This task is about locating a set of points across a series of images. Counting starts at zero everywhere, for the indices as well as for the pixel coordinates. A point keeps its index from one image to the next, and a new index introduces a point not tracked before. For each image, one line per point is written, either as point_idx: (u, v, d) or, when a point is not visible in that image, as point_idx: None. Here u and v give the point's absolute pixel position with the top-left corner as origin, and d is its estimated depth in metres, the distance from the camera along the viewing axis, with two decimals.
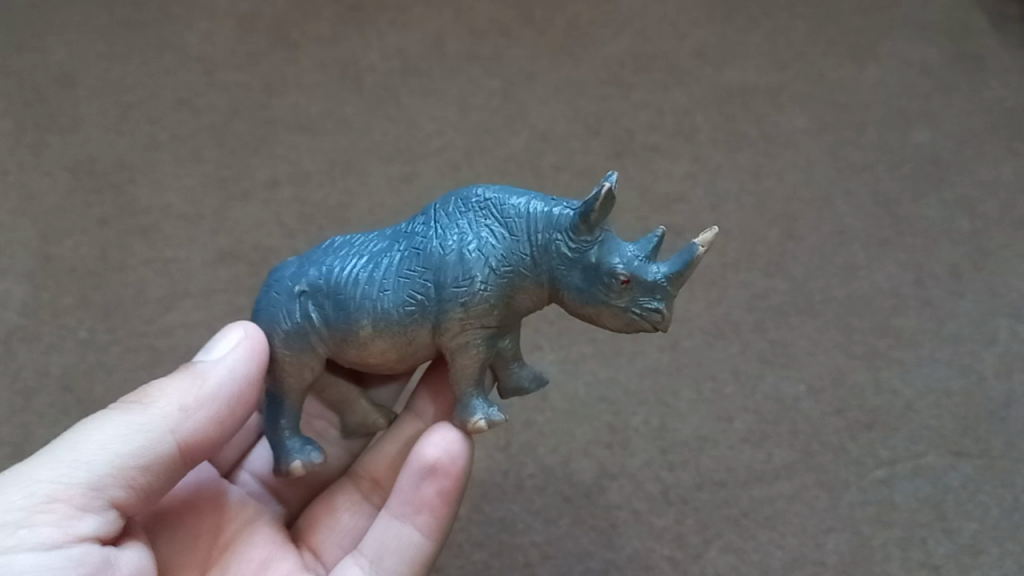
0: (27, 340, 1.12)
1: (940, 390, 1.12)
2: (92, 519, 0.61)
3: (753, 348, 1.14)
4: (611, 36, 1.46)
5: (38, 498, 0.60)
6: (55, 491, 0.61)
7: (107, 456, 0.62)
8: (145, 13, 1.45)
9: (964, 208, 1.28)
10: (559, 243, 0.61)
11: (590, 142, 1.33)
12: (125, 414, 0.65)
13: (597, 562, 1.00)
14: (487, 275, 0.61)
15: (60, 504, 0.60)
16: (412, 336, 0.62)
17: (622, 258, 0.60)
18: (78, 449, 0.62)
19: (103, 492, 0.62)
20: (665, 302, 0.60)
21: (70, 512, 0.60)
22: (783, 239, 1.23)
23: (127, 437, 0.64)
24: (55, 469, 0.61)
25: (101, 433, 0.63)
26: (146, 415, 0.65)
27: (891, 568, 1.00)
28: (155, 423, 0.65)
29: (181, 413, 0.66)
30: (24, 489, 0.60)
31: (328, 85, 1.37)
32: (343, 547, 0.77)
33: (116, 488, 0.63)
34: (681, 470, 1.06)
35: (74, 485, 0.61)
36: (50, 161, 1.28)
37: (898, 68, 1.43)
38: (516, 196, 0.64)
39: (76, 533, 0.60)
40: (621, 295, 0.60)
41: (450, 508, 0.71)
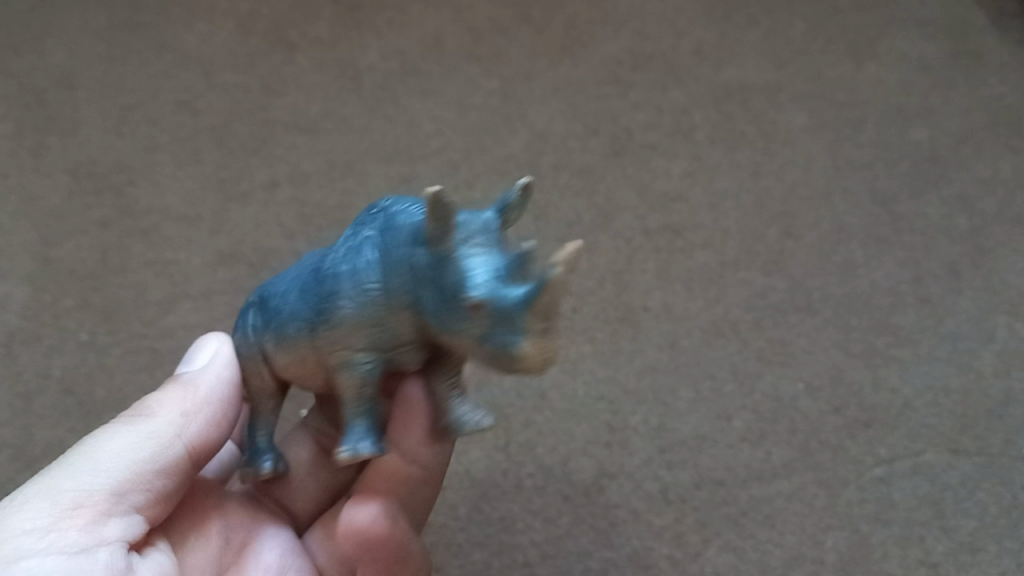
0: (28, 342, 1.13)
1: (938, 387, 1.12)
2: (116, 523, 0.63)
3: (752, 347, 1.14)
4: (610, 35, 1.46)
5: (64, 505, 0.61)
6: (79, 497, 0.61)
7: (125, 460, 0.64)
8: (144, 14, 1.45)
9: (963, 206, 1.28)
10: (417, 258, 0.55)
11: (589, 141, 1.33)
12: (133, 422, 0.66)
13: (596, 561, 1.01)
14: (360, 291, 0.57)
15: (86, 510, 0.61)
16: (304, 353, 0.60)
17: (475, 278, 0.53)
18: (96, 454, 0.63)
19: (125, 497, 0.63)
20: (520, 335, 0.52)
21: (96, 517, 0.62)
22: (782, 238, 1.24)
23: (142, 443, 0.65)
24: (75, 474, 0.62)
25: (116, 439, 0.64)
26: (158, 420, 0.66)
27: (889, 567, 1.00)
28: (167, 428, 0.66)
29: (190, 416, 0.67)
30: (48, 496, 0.61)
31: (327, 86, 1.38)
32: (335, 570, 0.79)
33: (136, 492, 0.64)
34: (680, 470, 1.06)
35: (97, 491, 0.62)
36: (50, 163, 1.28)
37: (897, 65, 1.43)
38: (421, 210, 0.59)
39: (103, 538, 0.62)
40: (476, 320, 0.53)
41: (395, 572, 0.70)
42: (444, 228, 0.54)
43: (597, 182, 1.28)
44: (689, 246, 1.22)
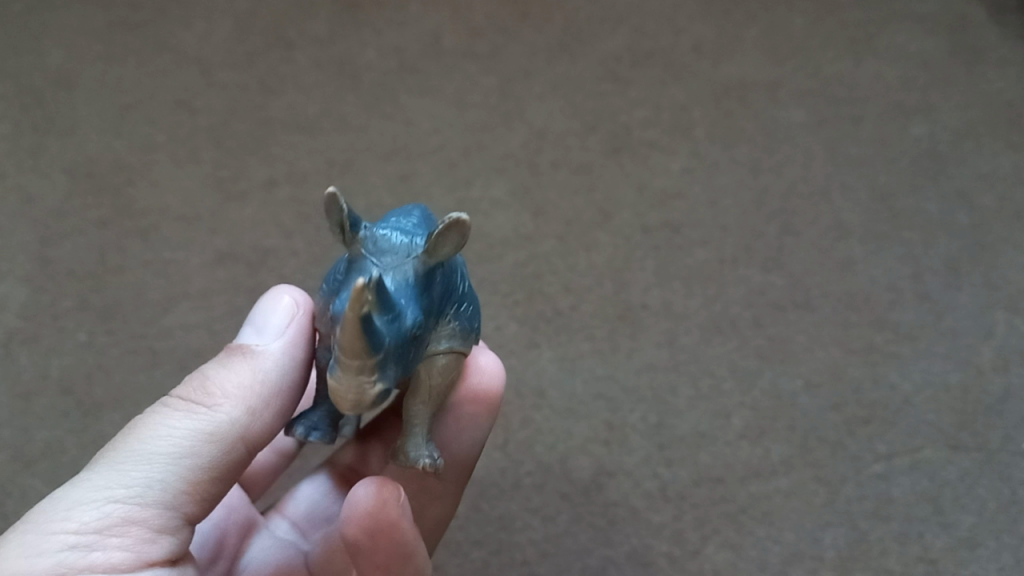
0: (28, 343, 1.13)
1: (938, 383, 1.12)
2: (164, 541, 0.60)
3: (751, 344, 1.14)
4: (608, 32, 1.46)
5: (113, 520, 0.58)
6: (130, 513, 0.58)
7: (177, 467, 0.60)
8: (142, 14, 1.45)
9: (963, 202, 1.27)
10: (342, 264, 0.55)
11: (587, 138, 1.33)
12: (189, 418, 0.62)
13: (595, 559, 1.01)
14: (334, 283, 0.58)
15: (134, 527, 0.58)
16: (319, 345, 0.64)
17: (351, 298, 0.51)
18: (149, 458, 0.60)
19: (176, 510, 0.61)
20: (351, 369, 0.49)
21: (143, 533, 0.59)
22: (781, 234, 1.23)
23: (195, 447, 0.61)
24: (123, 481, 0.59)
25: (170, 441, 0.61)
26: (213, 420, 0.62)
27: (888, 563, 1.00)
28: (223, 429, 0.62)
29: (246, 415, 0.64)
30: (94, 506, 0.58)
31: (326, 84, 1.38)
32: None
33: (188, 504, 0.62)
34: (679, 467, 1.06)
35: (149, 505, 0.59)
36: (49, 163, 1.28)
37: (897, 61, 1.43)
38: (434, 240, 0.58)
39: (148, 558, 0.59)
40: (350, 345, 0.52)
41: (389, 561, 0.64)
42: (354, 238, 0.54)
43: (595, 180, 1.28)
44: (688, 243, 1.22)
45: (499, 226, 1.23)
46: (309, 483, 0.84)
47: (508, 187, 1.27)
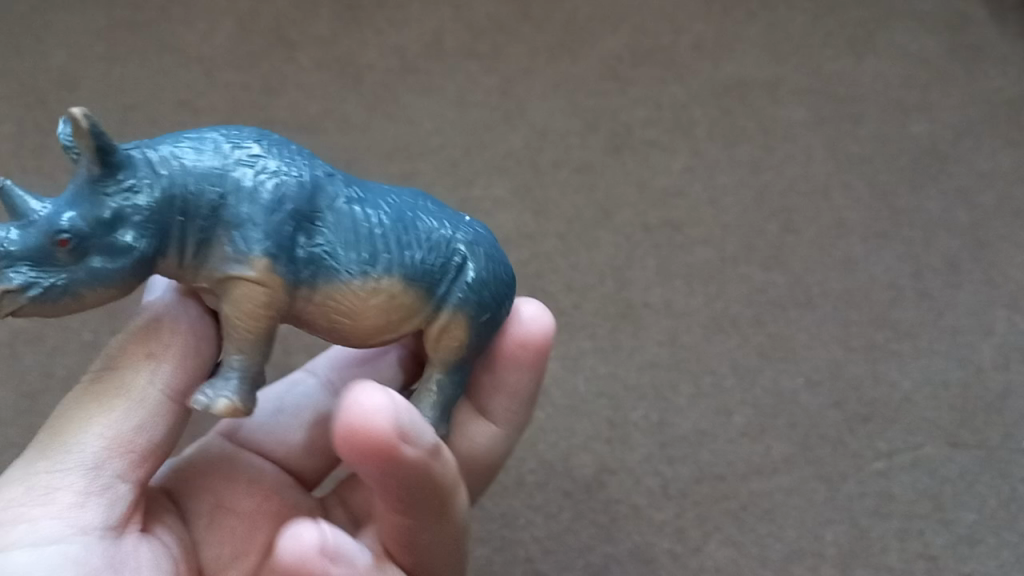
0: (32, 343, 1.13)
1: (938, 380, 1.12)
2: (96, 505, 0.57)
3: (752, 342, 1.14)
4: (609, 31, 1.46)
5: (38, 489, 0.56)
6: (55, 480, 0.56)
7: (93, 433, 0.58)
8: (144, 14, 1.46)
9: (962, 200, 1.28)
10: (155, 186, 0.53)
11: (588, 137, 1.33)
12: (100, 387, 0.59)
13: (597, 556, 1.02)
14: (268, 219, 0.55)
15: (61, 493, 0.56)
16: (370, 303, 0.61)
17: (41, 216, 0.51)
18: (66, 435, 0.58)
19: (103, 471, 0.58)
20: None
21: (69, 499, 0.56)
22: (782, 233, 1.24)
23: (110, 414, 0.59)
24: (45, 457, 0.57)
25: (89, 416, 0.58)
26: (125, 384, 0.59)
27: (889, 559, 1.01)
28: (136, 390, 0.59)
29: (157, 374, 0.60)
30: (22, 484, 0.56)
31: (328, 83, 1.38)
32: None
33: (115, 463, 0.58)
34: (680, 464, 1.06)
35: (71, 470, 0.57)
36: (51, 163, 1.29)
37: (896, 59, 1.44)
38: (211, 152, 0.53)
39: (82, 524, 0.56)
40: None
41: None
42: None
43: (596, 180, 1.29)
44: (689, 241, 1.23)
45: (501, 225, 1.23)
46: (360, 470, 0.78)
47: (509, 186, 1.27)
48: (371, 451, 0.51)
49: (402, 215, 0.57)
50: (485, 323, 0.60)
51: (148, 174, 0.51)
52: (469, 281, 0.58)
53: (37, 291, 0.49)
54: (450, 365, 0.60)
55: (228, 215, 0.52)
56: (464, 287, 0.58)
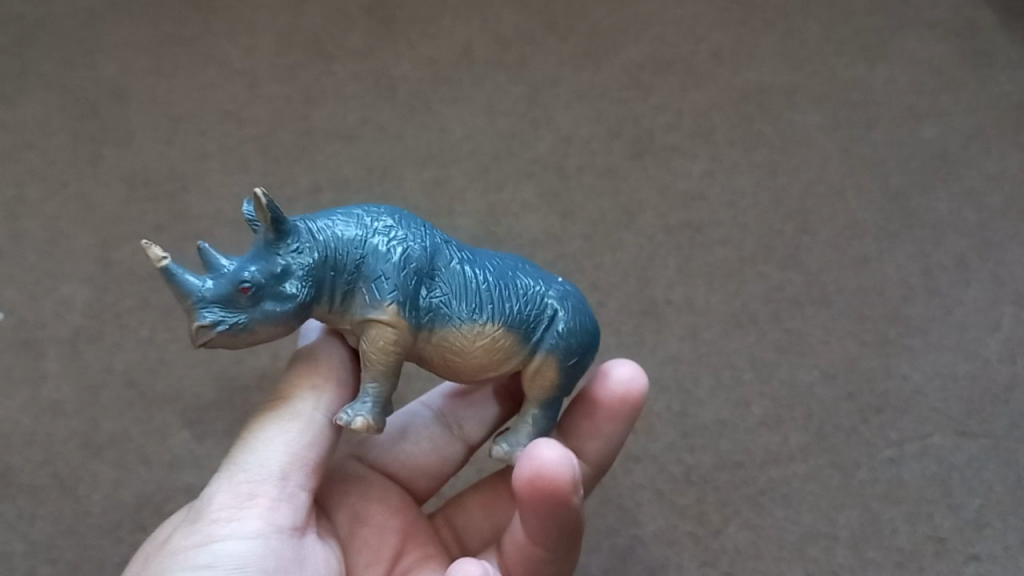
0: (93, 340, 1.21)
1: (947, 373, 1.18)
2: (282, 510, 0.65)
3: (769, 338, 1.20)
4: (631, 41, 1.52)
5: (237, 495, 0.64)
6: (249, 488, 0.65)
7: (279, 449, 0.66)
8: (189, 29, 1.54)
9: (972, 200, 1.33)
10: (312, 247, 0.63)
11: (612, 143, 1.40)
12: (280, 406, 0.67)
13: (624, 538, 1.08)
14: None
15: (258, 501, 0.64)
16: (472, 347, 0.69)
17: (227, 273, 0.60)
18: (256, 449, 0.66)
19: (287, 482, 0.66)
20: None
21: (265, 505, 0.64)
22: (798, 233, 1.30)
23: (291, 430, 0.66)
24: (240, 467, 0.65)
25: (271, 428, 0.66)
26: (301, 408, 0.67)
27: (899, 541, 1.07)
28: (311, 414, 0.67)
29: (327, 403, 0.68)
30: (222, 489, 0.65)
31: (364, 94, 1.45)
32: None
33: (296, 476, 0.66)
34: (701, 453, 1.12)
35: (263, 479, 0.65)
36: (106, 172, 1.37)
37: (908, 65, 1.49)
38: (353, 221, 0.62)
39: (274, 526, 0.64)
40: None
41: None
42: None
43: (620, 183, 1.35)
44: (709, 242, 1.29)
45: (530, 228, 1.30)
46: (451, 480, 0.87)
47: (537, 191, 1.34)
48: (547, 491, 0.64)
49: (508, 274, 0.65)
50: (573, 366, 0.67)
51: (309, 239, 0.60)
52: (559, 330, 0.65)
53: (222, 328, 0.58)
54: (545, 402, 0.68)
55: (367, 271, 0.60)
56: (556, 335, 0.65)
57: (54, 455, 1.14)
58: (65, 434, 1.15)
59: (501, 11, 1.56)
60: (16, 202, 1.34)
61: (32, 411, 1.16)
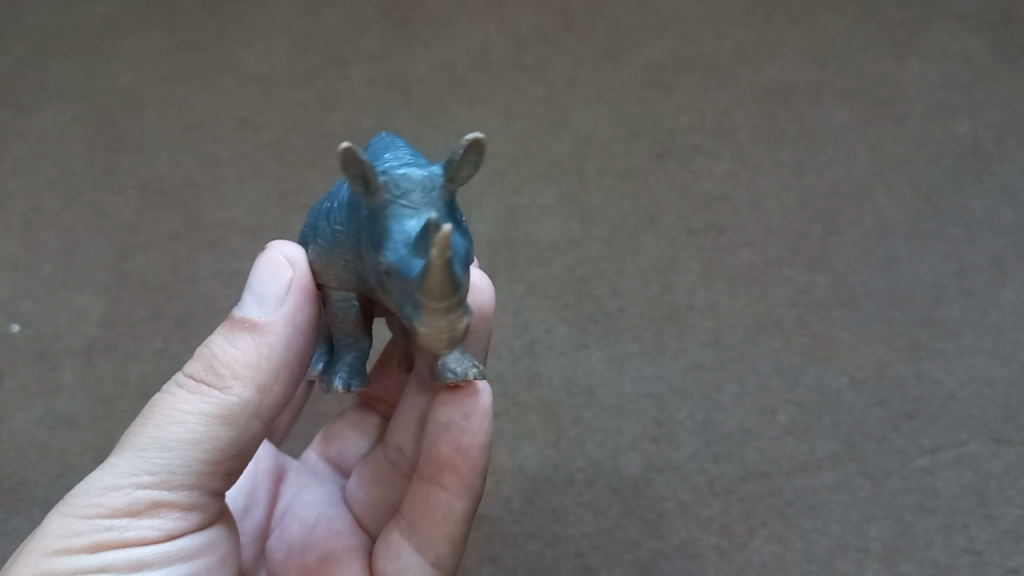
0: (107, 350, 1.20)
1: (982, 378, 1.14)
2: (189, 515, 0.62)
3: (796, 342, 1.17)
4: (652, 39, 1.49)
5: (142, 501, 0.60)
6: (157, 495, 0.60)
7: (192, 452, 0.61)
8: (205, 35, 1.53)
9: (1007, 199, 1.29)
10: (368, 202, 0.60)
11: (632, 144, 1.36)
12: (198, 399, 0.61)
13: (646, 551, 1.04)
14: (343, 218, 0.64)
15: (164, 510, 0.60)
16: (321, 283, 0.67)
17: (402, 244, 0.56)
18: (170, 445, 0.60)
19: (199, 485, 0.62)
20: (415, 308, 0.54)
21: (174, 513, 0.61)
22: (825, 234, 1.26)
23: (210, 431, 0.61)
24: (148, 468, 0.60)
25: (187, 424, 0.61)
26: (226, 401, 0.62)
27: (934, 554, 1.02)
28: (238, 409, 0.62)
29: (257, 395, 0.63)
30: (123, 492, 0.59)
31: (379, 97, 1.43)
32: (429, 574, 0.73)
33: (209, 478, 0.63)
34: (726, 462, 1.09)
35: (172, 485, 0.60)
36: (121, 181, 1.36)
37: (939, 59, 1.45)
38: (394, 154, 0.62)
39: (180, 530, 0.62)
40: (394, 287, 0.56)
41: (473, 470, 0.71)
42: (370, 179, 0.57)
43: (640, 185, 1.32)
44: (732, 244, 1.26)
45: (547, 232, 1.27)
46: (331, 438, 0.92)
47: (555, 194, 1.31)
48: None
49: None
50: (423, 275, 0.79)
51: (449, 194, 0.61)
52: None
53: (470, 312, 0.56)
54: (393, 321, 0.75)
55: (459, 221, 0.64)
56: None
57: (67, 468, 1.12)
58: (79, 447, 1.14)
59: (518, 10, 1.54)
60: (32, 212, 1.33)
61: (47, 424, 1.15)
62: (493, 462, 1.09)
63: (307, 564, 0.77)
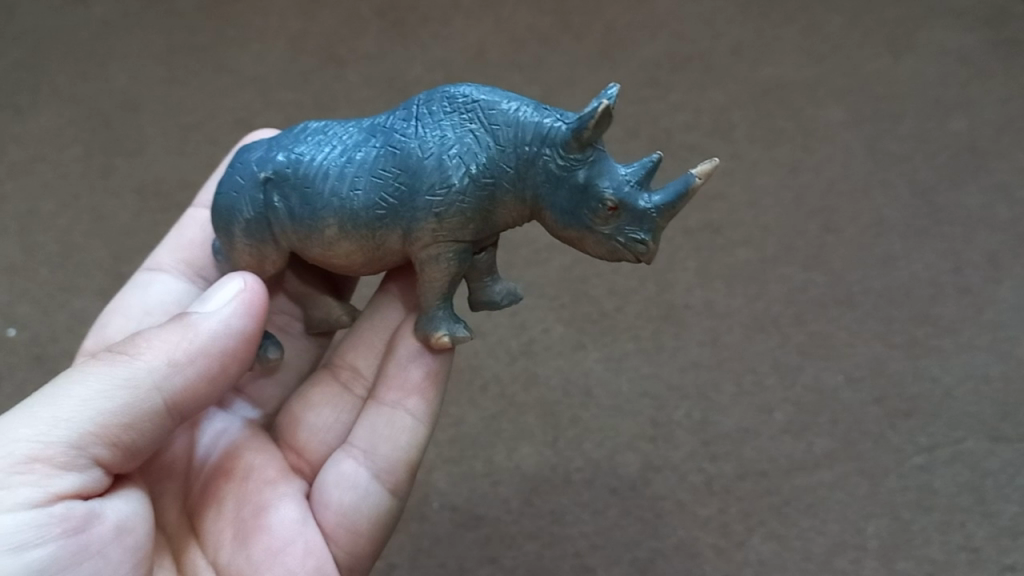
0: None
1: (979, 376, 1.14)
2: (72, 480, 0.61)
3: (793, 341, 1.17)
4: (648, 38, 1.49)
5: (18, 458, 0.60)
6: (35, 450, 0.60)
7: (81, 413, 0.62)
8: (201, 37, 1.53)
9: (1003, 195, 1.30)
10: (547, 159, 0.62)
11: (628, 144, 1.34)
12: (110, 367, 0.64)
13: (644, 550, 1.04)
14: (465, 184, 0.63)
15: (43, 466, 0.60)
16: (381, 241, 0.65)
17: (612, 183, 0.62)
18: (60, 404, 0.62)
19: (85, 450, 0.62)
20: (651, 233, 0.63)
21: (55, 475, 0.60)
22: (822, 233, 1.26)
23: (107, 397, 0.63)
24: (33, 423, 0.61)
25: (83, 386, 0.63)
26: (132, 369, 0.64)
27: (931, 552, 1.02)
28: (142, 378, 0.64)
29: (168, 368, 0.65)
30: (4, 447, 0.60)
31: (375, 97, 1.43)
32: (385, 500, 0.77)
33: (97, 446, 0.63)
34: (724, 461, 1.09)
35: (54, 443, 0.61)
36: (118, 184, 1.36)
37: (935, 56, 1.45)
38: (506, 99, 0.64)
39: (57, 493, 0.60)
40: (607, 221, 0.62)
41: (435, 396, 0.78)
42: (596, 137, 0.61)
43: None
44: (729, 243, 1.26)
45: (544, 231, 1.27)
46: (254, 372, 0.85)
47: None
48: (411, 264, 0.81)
49: (365, 120, 0.68)
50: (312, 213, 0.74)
51: None
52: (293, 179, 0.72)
53: None
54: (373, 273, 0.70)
55: None
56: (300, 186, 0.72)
57: None
58: None
59: (514, 9, 1.54)
60: (29, 215, 1.33)
61: None
62: (492, 462, 1.09)
63: (245, 519, 0.73)
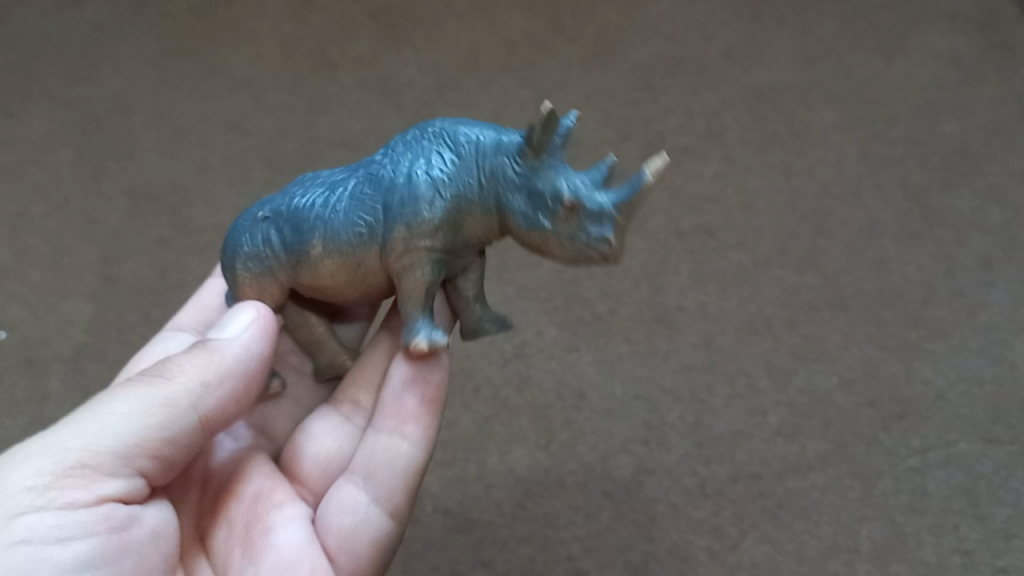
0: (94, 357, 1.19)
1: (971, 379, 1.14)
2: (116, 486, 0.62)
3: (786, 344, 1.17)
4: (641, 41, 1.49)
5: (68, 464, 0.60)
6: (85, 456, 0.60)
7: (125, 425, 0.62)
8: (193, 40, 1.52)
9: (995, 198, 1.30)
10: (505, 168, 0.61)
11: (622, 147, 1.34)
12: (148, 386, 0.64)
13: (637, 554, 1.04)
14: (433, 196, 0.61)
15: (90, 473, 0.60)
16: (361, 259, 0.63)
17: (567, 183, 0.60)
18: (104, 417, 0.62)
19: (130, 461, 0.62)
20: (613, 229, 0.59)
21: (102, 480, 0.61)
22: (814, 235, 1.26)
23: (148, 413, 0.63)
24: (80, 434, 0.61)
25: (123, 402, 0.63)
26: (170, 388, 0.64)
27: (924, 554, 1.02)
28: (179, 398, 0.64)
29: (203, 388, 0.65)
30: (52, 455, 0.60)
31: (368, 99, 1.43)
32: (388, 524, 0.76)
33: (141, 458, 0.63)
34: (717, 464, 1.09)
35: (103, 451, 0.61)
36: (109, 186, 1.36)
37: (926, 60, 1.45)
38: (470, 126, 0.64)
39: (104, 496, 0.61)
40: (568, 221, 0.60)
41: (433, 419, 0.77)
42: (546, 142, 0.60)
43: None
44: (723, 246, 1.26)
45: None
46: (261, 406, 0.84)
47: None
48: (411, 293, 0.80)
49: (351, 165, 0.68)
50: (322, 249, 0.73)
51: None
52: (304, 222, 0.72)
53: None
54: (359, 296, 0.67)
55: None
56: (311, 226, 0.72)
57: None
58: None
59: (507, 12, 1.54)
60: (19, 218, 1.33)
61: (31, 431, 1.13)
62: (485, 466, 1.09)
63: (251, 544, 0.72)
